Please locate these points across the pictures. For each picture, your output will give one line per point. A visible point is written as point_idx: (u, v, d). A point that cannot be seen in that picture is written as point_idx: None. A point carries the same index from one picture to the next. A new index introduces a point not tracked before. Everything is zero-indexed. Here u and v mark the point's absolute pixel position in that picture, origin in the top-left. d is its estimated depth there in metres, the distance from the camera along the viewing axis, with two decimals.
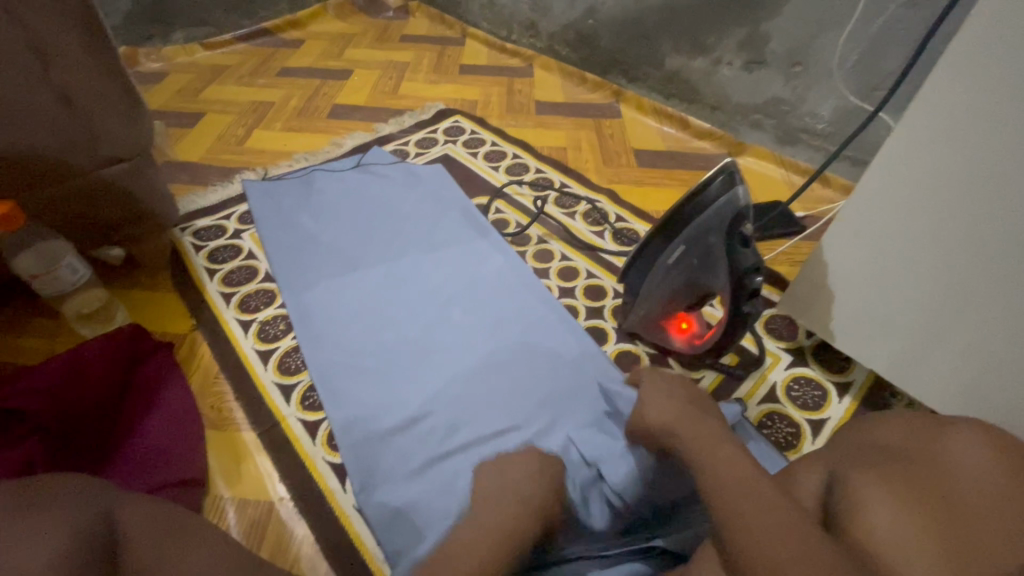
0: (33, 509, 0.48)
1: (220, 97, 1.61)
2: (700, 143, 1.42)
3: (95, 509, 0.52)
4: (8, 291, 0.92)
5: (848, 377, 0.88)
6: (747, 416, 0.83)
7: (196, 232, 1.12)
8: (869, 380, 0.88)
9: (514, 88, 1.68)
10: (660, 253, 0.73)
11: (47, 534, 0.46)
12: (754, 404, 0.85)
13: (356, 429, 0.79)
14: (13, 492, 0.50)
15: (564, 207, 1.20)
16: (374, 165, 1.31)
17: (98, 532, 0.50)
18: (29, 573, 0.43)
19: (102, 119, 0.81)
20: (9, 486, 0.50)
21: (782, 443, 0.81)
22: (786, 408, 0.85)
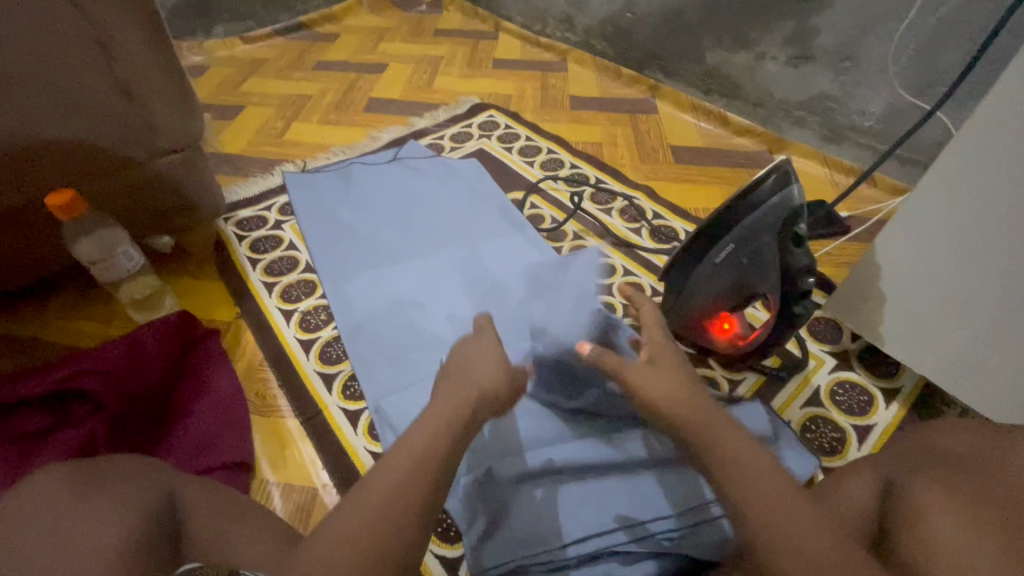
0: (103, 493, 0.51)
1: (259, 90, 1.64)
2: (739, 140, 1.39)
3: (156, 488, 0.54)
4: (64, 276, 0.96)
5: (897, 383, 0.86)
6: (789, 419, 0.82)
7: (239, 222, 1.14)
8: (919, 386, 0.86)
9: (548, 83, 1.67)
10: (707, 253, 0.70)
11: (115, 518, 0.48)
12: (796, 407, 0.83)
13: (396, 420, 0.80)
14: (82, 477, 0.52)
15: (600, 204, 1.19)
16: (410, 159, 1.32)
17: (161, 512, 0.52)
18: (101, 556, 0.46)
19: (158, 111, 0.83)
20: (79, 469, 0.53)
21: (826, 448, 0.79)
22: (830, 412, 0.83)
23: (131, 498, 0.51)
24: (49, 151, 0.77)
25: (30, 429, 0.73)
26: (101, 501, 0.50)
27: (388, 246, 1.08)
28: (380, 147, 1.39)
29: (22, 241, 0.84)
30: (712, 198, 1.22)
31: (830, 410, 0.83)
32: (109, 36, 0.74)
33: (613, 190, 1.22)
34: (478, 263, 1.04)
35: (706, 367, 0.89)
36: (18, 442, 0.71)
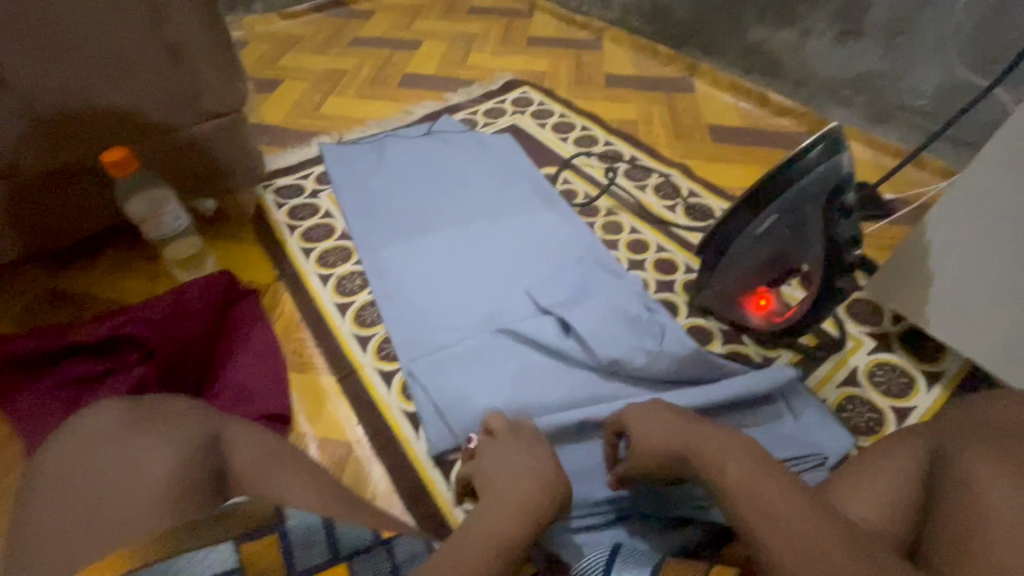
0: (156, 427, 0.53)
1: (296, 64, 1.66)
2: (779, 120, 1.36)
3: (204, 428, 0.56)
4: (113, 236, 1.00)
5: (939, 367, 0.83)
6: (824, 398, 0.80)
7: (277, 190, 1.16)
8: (963, 371, 0.83)
9: (583, 60, 1.64)
10: (749, 223, 0.69)
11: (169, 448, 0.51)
12: (832, 387, 0.82)
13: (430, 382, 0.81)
14: (136, 412, 0.54)
15: (635, 180, 1.18)
16: (443, 133, 1.32)
17: (209, 450, 0.54)
18: (156, 481, 0.48)
19: (206, 74, 0.85)
20: (134, 405, 0.55)
21: (861, 427, 0.77)
22: (868, 393, 0.81)
23: (181, 435, 0.53)
24: (104, 111, 0.80)
25: (84, 375, 0.76)
26: (155, 436, 0.52)
27: (422, 217, 1.09)
28: (414, 121, 1.40)
29: (77, 199, 0.87)
30: (749, 178, 1.19)
31: (865, 388, 0.81)
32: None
33: (647, 167, 1.21)
34: (511, 236, 1.05)
35: (740, 344, 0.88)
36: (73, 386, 0.75)
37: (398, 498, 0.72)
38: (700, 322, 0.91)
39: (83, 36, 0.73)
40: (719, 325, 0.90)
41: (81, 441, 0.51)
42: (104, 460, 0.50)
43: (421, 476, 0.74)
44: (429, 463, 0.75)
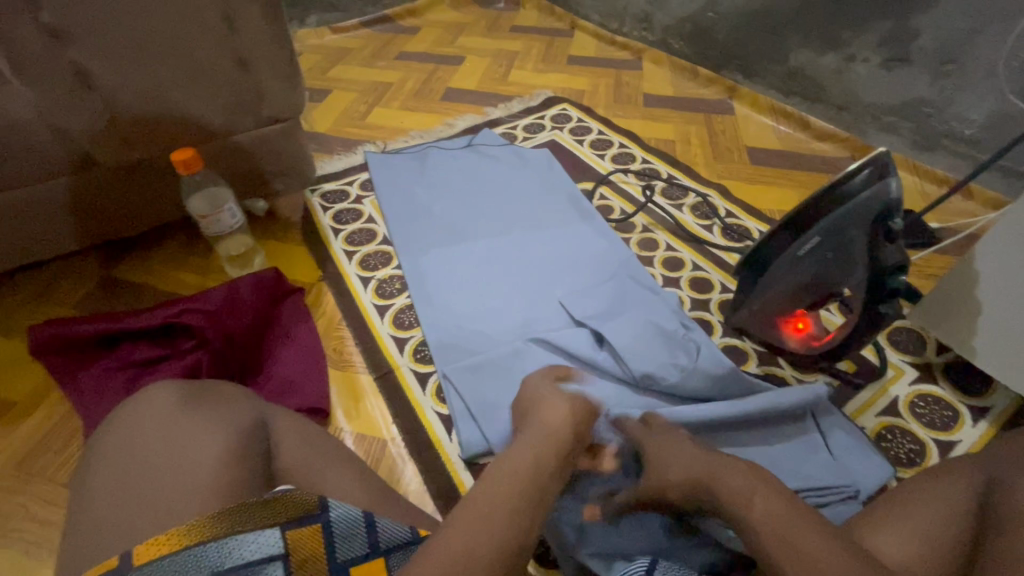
0: (211, 409, 0.56)
1: (345, 76, 1.74)
2: (820, 144, 1.35)
3: (253, 413, 0.59)
4: (171, 231, 1.06)
5: (986, 402, 0.80)
6: (862, 427, 0.79)
7: (323, 194, 1.21)
8: (1012, 407, 0.80)
9: (622, 80, 1.67)
10: (791, 245, 0.69)
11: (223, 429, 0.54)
12: (871, 415, 0.80)
13: (464, 385, 0.83)
14: (193, 393, 0.58)
15: (672, 199, 1.18)
16: (484, 146, 1.36)
17: (258, 435, 0.57)
18: (211, 458, 0.51)
19: (268, 82, 0.90)
20: (192, 387, 0.59)
21: (901, 458, 0.76)
22: (909, 424, 0.79)
23: (233, 418, 0.56)
24: (174, 113, 0.85)
25: (140, 359, 0.81)
26: (210, 417, 0.55)
27: (460, 226, 1.12)
28: (455, 134, 1.44)
29: (142, 194, 0.93)
30: (788, 201, 1.18)
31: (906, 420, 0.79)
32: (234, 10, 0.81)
33: (685, 186, 1.21)
34: (547, 247, 1.06)
35: (775, 366, 0.87)
36: (129, 369, 0.80)
37: (429, 497, 0.73)
38: (735, 342, 0.90)
39: (162, 43, 0.78)
40: (755, 347, 0.90)
41: (141, 418, 0.54)
42: (162, 438, 0.52)
43: (452, 477, 0.75)
44: (460, 465, 0.76)
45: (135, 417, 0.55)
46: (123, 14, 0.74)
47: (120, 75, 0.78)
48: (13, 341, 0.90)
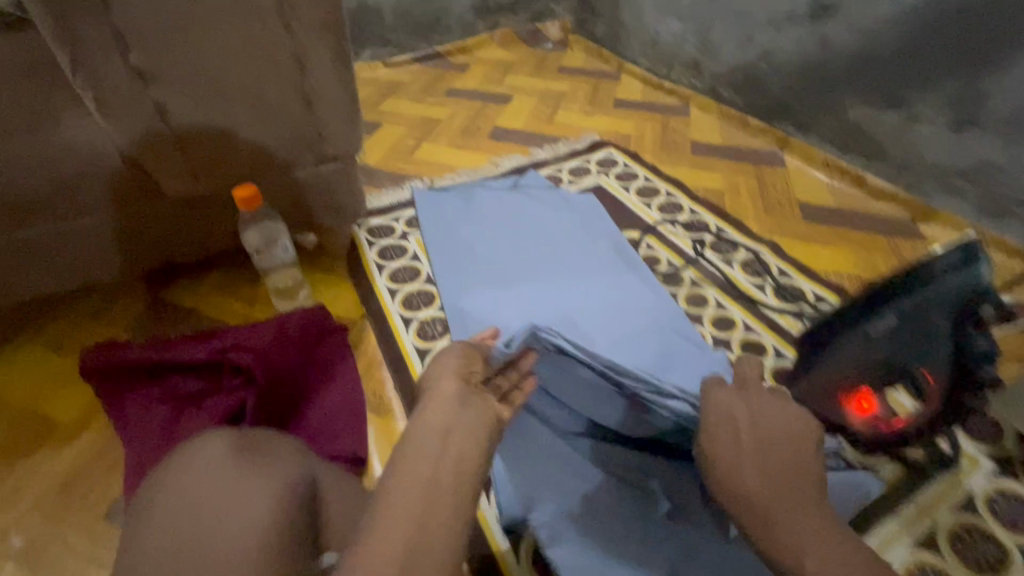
0: (261, 465, 0.55)
1: (396, 110, 1.78)
2: (877, 203, 1.30)
3: (302, 468, 0.58)
4: (223, 257, 1.09)
5: None
6: (935, 525, 0.72)
7: (369, 229, 1.23)
8: None
9: (669, 125, 1.66)
10: (866, 320, 0.67)
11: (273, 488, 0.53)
12: (944, 512, 0.74)
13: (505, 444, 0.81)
14: (244, 446, 0.57)
15: (721, 253, 1.15)
16: (530, 188, 1.36)
17: (306, 493, 0.56)
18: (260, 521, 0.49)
19: (330, 122, 0.92)
20: (243, 439, 0.58)
21: (979, 564, 0.69)
22: (987, 525, 0.72)
23: (283, 475, 0.55)
24: (240, 150, 0.87)
25: (184, 391, 0.82)
26: (260, 472, 0.54)
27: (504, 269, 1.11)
28: (501, 174, 1.45)
29: (200, 225, 0.95)
30: (845, 262, 1.14)
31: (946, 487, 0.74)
32: (308, 55, 0.83)
33: (734, 241, 1.18)
34: (592, 297, 1.04)
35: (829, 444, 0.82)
36: (174, 401, 0.81)
37: None
38: None
39: (237, 85, 0.81)
40: None
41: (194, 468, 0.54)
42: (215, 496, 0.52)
43: None
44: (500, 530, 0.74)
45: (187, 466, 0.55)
46: (205, 56, 0.77)
47: (195, 113, 0.81)
48: (67, 361, 0.92)
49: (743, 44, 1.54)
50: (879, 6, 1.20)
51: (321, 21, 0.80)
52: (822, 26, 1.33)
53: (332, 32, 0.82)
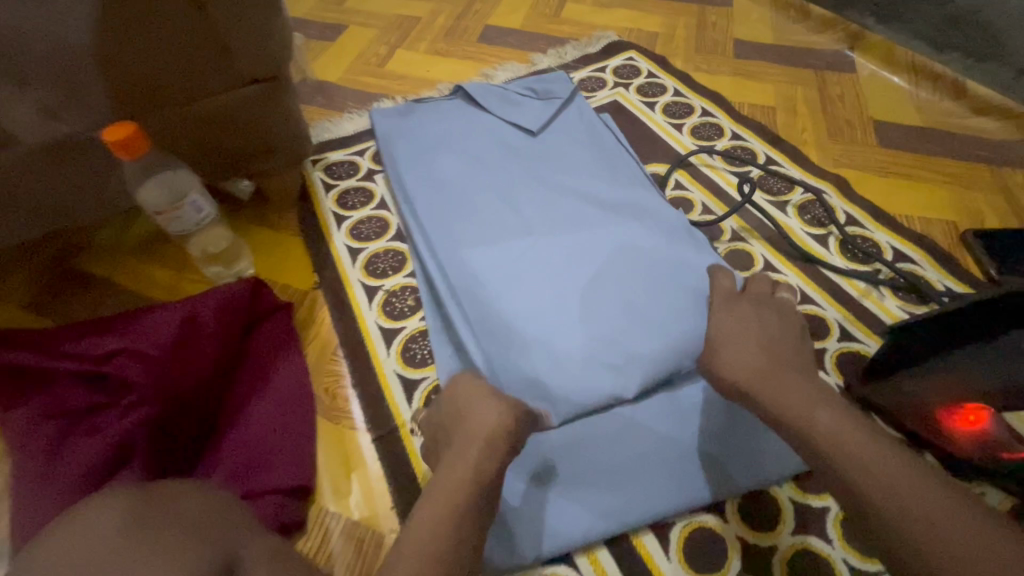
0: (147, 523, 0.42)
1: (366, 7, 1.43)
2: (978, 120, 1.00)
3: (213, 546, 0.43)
4: (131, 216, 0.88)
5: None
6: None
7: (327, 166, 0.97)
8: None
9: (706, 19, 1.30)
10: (936, 289, 0.76)
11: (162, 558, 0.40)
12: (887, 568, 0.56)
13: (439, 283, 0.77)
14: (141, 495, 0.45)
15: (648, 97, 1.10)
16: (508, 87, 1.04)
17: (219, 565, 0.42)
18: None
19: (234, 26, 0.65)
20: (139, 488, 0.46)
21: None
22: None
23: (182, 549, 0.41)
24: (91, 62, 0.61)
25: (72, 409, 0.61)
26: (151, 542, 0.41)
27: (444, 146, 0.95)
28: None
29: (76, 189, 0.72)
30: (929, 203, 0.88)
31: (779, 466, 0.61)
32: None
33: (676, 91, 1.11)
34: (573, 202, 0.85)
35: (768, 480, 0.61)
36: (61, 419, 0.61)
37: None
38: (860, 349, 0.72)
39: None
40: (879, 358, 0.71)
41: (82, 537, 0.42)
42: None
43: None
44: None
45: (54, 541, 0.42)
46: None
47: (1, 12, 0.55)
48: None
49: None
50: None
51: None
52: None
53: None
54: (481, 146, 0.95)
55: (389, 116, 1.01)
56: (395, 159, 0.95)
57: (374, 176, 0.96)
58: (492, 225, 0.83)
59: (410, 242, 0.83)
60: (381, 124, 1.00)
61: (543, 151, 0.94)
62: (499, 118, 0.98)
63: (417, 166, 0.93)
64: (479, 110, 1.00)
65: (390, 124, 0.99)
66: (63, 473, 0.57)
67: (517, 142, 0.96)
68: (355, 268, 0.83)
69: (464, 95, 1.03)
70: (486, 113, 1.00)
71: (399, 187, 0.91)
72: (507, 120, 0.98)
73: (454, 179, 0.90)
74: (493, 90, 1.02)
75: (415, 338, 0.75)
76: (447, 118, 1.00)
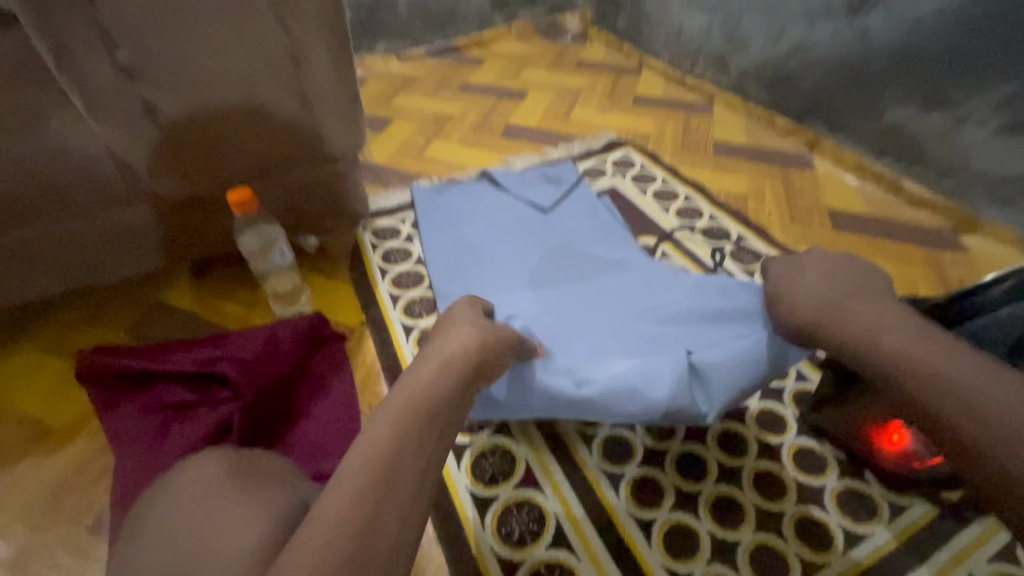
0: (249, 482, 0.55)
1: (409, 105, 1.72)
2: (914, 212, 1.21)
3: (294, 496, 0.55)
4: (213, 261, 1.07)
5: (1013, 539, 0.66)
6: (784, 515, 0.69)
7: (374, 229, 1.18)
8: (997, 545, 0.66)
9: (691, 124, 1.57)
10: None
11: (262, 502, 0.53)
12: (794, 502, 0.70)
13: None
14: (243, 466, 0.58)
15: (640, 184, 1.33)
16: (528, 173, 1.27)
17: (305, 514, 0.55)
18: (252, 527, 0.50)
19: (329, 123, 0.87)
20: (241, 459, 0.59)
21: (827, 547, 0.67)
22: (865, 536, 0.67)
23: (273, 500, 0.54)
24: (225, 146, 0.82)
25: (176, 401, 0.77)
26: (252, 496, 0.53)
27: (471, 219, 1.16)
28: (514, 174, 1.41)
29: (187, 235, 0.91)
30: None
31: (742, 474, 0.73)
32: (314, 62, 0.79)
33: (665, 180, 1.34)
34: (575, 265, 1.03)
35: (734, 484, 0.72)
36: (162, 412, 0.76)
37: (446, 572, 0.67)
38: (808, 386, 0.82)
39: (212, 85, 0.75)
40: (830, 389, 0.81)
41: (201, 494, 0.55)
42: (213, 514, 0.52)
43: (456, 512, 0.71)
44: (466, 499, 0.72)
45: (183, 487, 0.56)
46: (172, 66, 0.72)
47: (169, 112, 0.76)
48: (58, 365, 0.90)
49: (776, 33, 1.43)
50: None
51: (319, 23, 0.75)
52: (861, 18, 1.23)
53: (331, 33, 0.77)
54: (502, 219, 1.15)
55: (426, 192, 1.23)
56: (430, 226, 1.15)
57: (414, 237, 1.16)
58: (507, 283, 1.00)
59: (441, 292, 1.01)
60: (419, 198, 1.22)
61: (553, 225, 1.14)
62: (517, 198, 1.20)
63: (447, 234, 1.13)
64: (503, 190, 1.23)
65: (428, 200, 1.21)
66: (167, 451, 0.72)
67: (532, 217, 1.16)
68: (395, 307, 1.01)
69: (489, 180, 1.25)
70: (506, 190, 1.22)
71: (429, 248, 1.10)
72: (524, 200, 1.20)
73: (478, 245, 1.09)
74: (514, 174, 1.25)
75: None
76: (475, 197, 1.21)
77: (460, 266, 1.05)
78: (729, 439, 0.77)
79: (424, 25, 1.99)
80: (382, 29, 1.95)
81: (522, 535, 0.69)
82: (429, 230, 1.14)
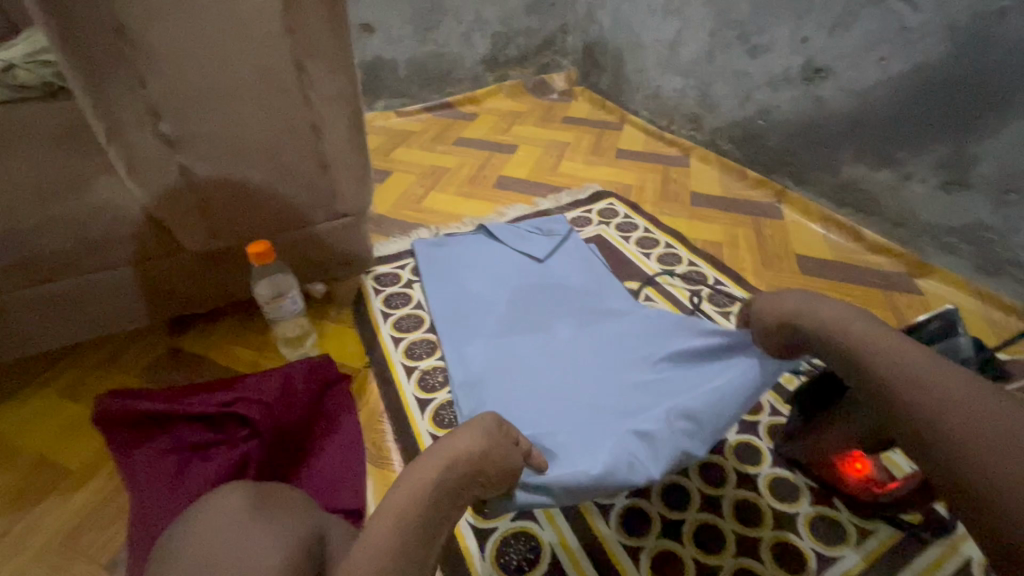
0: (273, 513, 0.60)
1: (408, 158, 1.84)
2: (874, 257, 1.33)
3: (313, 526, 0.60)
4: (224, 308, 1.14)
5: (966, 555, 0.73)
6: (761, 541, 0.75)
7: (376, 276, 1.26)
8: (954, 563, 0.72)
9: (669, 176, 1.70)
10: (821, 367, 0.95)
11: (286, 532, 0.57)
12: (770, 529, 0.76)
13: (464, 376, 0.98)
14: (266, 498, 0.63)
15: (624, 233, 1.43)
16: (520, 224, 1.37)
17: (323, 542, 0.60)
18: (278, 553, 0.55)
19: (341, 182, 0.96)
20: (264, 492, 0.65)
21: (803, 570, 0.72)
22: (836, 559, 0.73)
23: (294, 529, 0.58)
24: (249, 203, 0.91)
25: (193, 442, 0.82)
26: (276, 525, 0.58)
27: (469, 269, 1.24)
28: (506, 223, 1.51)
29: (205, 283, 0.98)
30: None
31: (723, 503, 0.79)
32: (332, 130, 0.89)
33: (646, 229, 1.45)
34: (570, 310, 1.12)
35: (714, 513, 0.78)
36: (180, 453, 0.81)
37: None
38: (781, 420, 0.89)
39: (240, 150, 0.84)
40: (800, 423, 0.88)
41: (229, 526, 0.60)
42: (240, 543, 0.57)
43: (458, 543, 0.76)
44: (466, 530, 0.77)
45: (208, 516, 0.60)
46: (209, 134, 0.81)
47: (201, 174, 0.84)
48: (73, 409, 0.95)
49: (743, 97, 1.59)
50: (868, 71, 1.25)
51: (338, 98, 0.86)
52: (815, 87, 1.38)
53: (347, 106, 0.87)
54: (498, 269, 1.24)
55: (426, 243, 1.33)
56: (430, 275, 1.23)
57: (414, 283, 1.24)
58: (505, 329, 1.08)
59: (441, 335, 1.08)
60: (420, 250, 1.31)
61: (546, 275, 1.23)
62: (511, 249, 1.29)
63: (446, 283, 1.21)
64: (498, 241, 1.32)
65: (427, 250, 1.30)
66: (185, 490, 0.76)
67: (526, 267, 1.25)
68: (396, 349, 1.08)
69: (484, 232, 1.35)
70: (501, 241, 1.31)
71: (430, 295, 1.18)
72: (517, 250, 1.29)
73: (476, 292, 1.18)
74: (508, 225, 1.35)
75: (444, 406, 0.96)
76: (472, 248, 1.31)
77: (458, 311, 1.13)
78: (708, 470, 0.83)
79: (422, 84, 2.15)
80: (383, 87, 2.10)
81: (520, 565, 0.74)
82: (430, 278, 1.22)
